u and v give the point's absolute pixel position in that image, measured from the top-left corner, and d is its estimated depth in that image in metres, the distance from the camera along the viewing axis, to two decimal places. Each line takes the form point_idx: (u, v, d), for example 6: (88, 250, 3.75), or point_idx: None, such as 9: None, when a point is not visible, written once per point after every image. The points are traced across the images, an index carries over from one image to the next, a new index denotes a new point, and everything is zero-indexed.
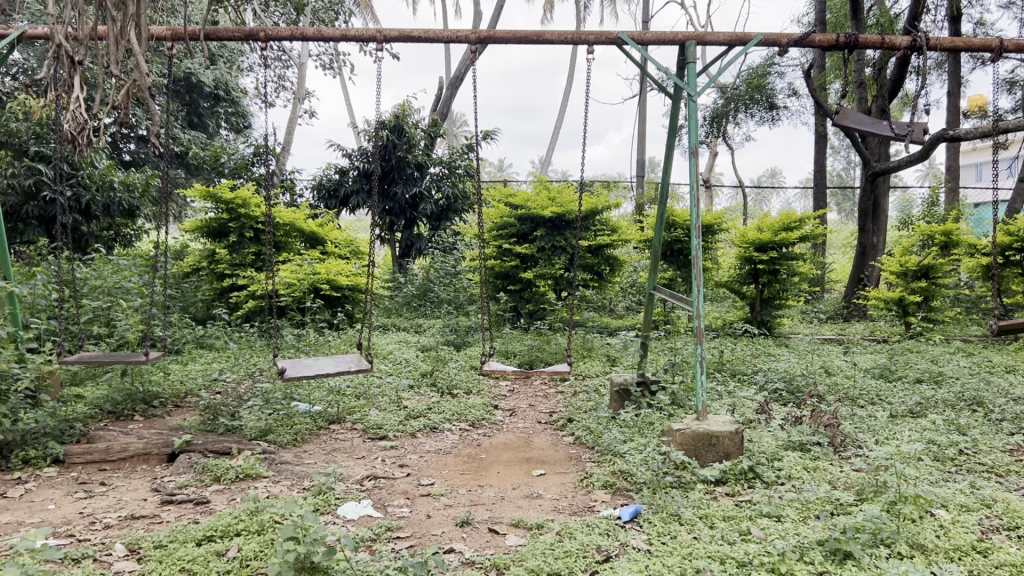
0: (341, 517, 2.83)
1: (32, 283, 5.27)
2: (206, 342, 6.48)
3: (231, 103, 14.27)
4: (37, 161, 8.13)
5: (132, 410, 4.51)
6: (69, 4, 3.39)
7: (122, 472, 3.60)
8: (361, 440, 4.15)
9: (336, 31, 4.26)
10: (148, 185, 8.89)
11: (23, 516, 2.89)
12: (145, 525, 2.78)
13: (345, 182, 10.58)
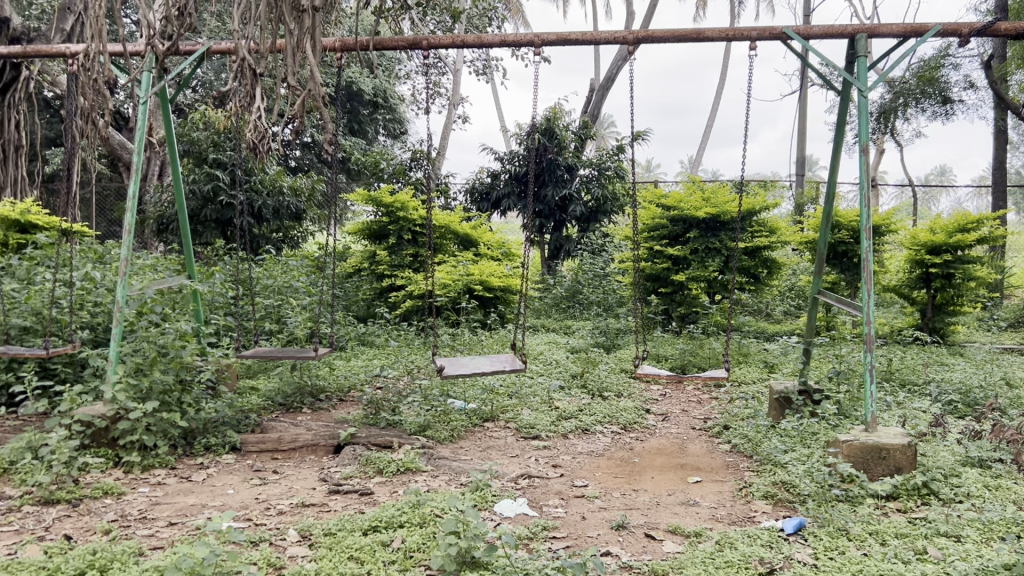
0: (498, 514, 2.88)
1: (212, 282, 5.65)
2: (366, 339, 6.73)
3: (389, 110, 14.80)
4: (215, 168, 8.72)
5: (301, 402, 4.76)
6: (251, 20, 3.60)
7: (292, 462, 3.80)
8: (515, 439, 4.20)
9: (495, 37, 4.32)
10: (313, 189, 9.35)
11: (207, 499, 3.10)
12: (315, 513, 2.92)
13: (497, 185, 10.74)
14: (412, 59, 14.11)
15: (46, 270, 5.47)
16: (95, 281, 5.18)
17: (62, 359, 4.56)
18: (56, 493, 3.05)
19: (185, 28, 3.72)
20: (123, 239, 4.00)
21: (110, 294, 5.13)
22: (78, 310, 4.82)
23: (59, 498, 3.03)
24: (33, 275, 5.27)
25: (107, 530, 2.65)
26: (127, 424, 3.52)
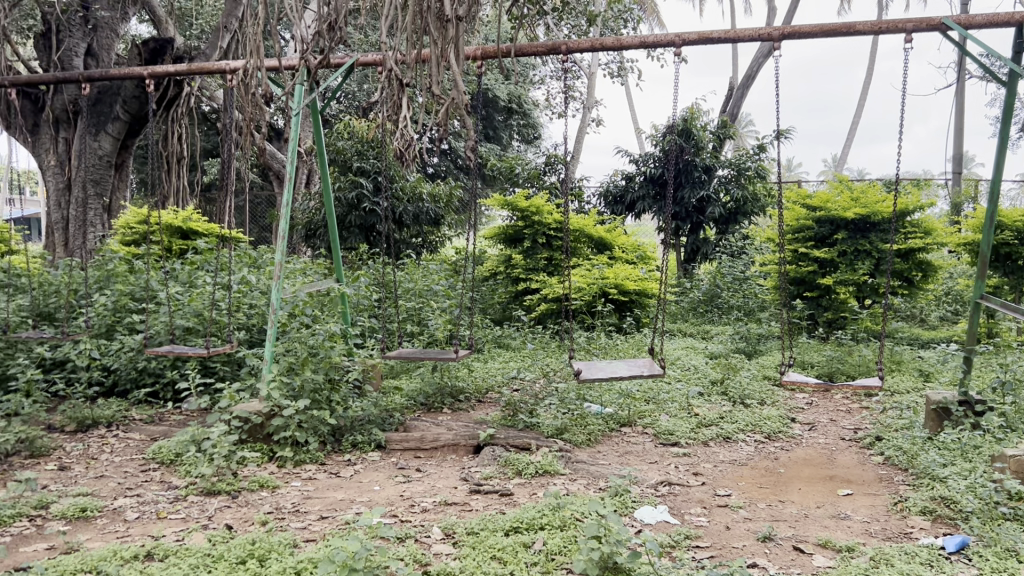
0: (640, 520, 2.85)
1: (356, 286, 5.85)
2: (502, 341, 6.81)
3: (523, 115, 14.95)
4: (359, 176, 9.05)
5: (441, 403, 4.86)
6: (398, 31, 3.69)
7: (434, 461, 3.88)
8: (654, 445, 4.15)
9: (635, 38, 4.28)
10: (450, 195, 9.54)
11: (355, 495, 3.21)
12: (458, 512, 2.98)
13: (632, 188, 10.64)
14: (546, 64, 14.21)
15: (207, 275, 5.81)
16: (250, 284, 5.47)
17: (221, 358, 4.83)
18: (218, 485, 3.23)
19: (336, 42, 3.86)
20: (278, 246, 4.20)
21: (263, 296, 5.40)
22: (235, 311, 5.09)
23: (220, 489, 3.21)
24: (195, 279, 5.62)
25: (264, 521, 2.79)
26: (281, 421, 3.69)
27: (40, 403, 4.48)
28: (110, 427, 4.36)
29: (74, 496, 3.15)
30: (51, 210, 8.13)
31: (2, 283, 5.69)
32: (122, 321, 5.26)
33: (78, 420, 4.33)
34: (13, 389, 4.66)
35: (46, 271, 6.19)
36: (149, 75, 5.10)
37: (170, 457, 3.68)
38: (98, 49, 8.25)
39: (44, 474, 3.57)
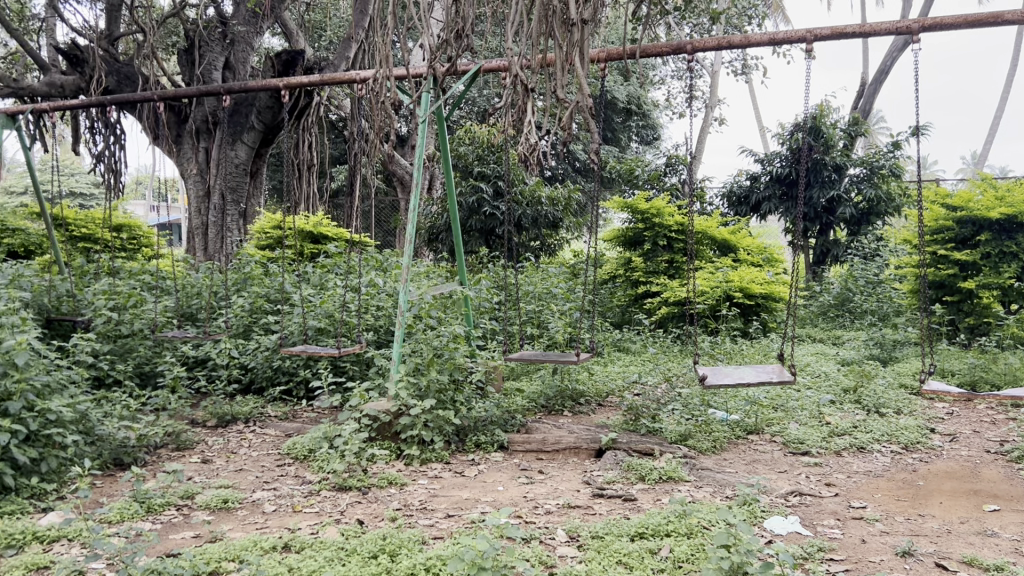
0: (769, 531, 2.77)
1: (478, 288, 5.93)
2: (623, 345, 6.77)
3: (642, 116, 14.84)
4: (480, 180, 9.18)
5: (562, 406, 4.88)
6: (523, 37, 3.71)
7: (557, 463, 3.88)
8: (783, 453, 4.04)
9: (764, 36, 4.17)
10: (570, 198, 9.55)
11: (479, 495, 3.25)
12: (582, 515, 2.98)
13: (757, 188, 10.38)
14: (666, 65, 14.04)
15: (336, 277, 6.02)
16: (377, 286, 5.63)
17: (349, 357, 4.99)
18: (349, 481, 3.34)
19: (462, 49, 3.92)
20: (406, 249, 4.30)
21: (390, 298, 5.54)
22: (363, 313, 5.24)
23: (351, 485, 3.31)
24: (325, 282, 5.82)
25: (394, 517, 2.86)
26: (408, 420, 3.77)
27: (184, 398, 4.74)
28: (248, 423, 4.57)
29: (216, 488, 3.32)
30: (193, 217, 8.59)
31: (150, 285, 6.05)
32: (257, 321, 5.51)
33: (218, 416, 4.55)
34: (159, 385, 4.95)
35: (189, 274, 6.55)
36: (284, 86, 5.31)
37: (304, 453, 3.82)
38: (235, 62, 8.65)
39: (188, 466, 3.77)
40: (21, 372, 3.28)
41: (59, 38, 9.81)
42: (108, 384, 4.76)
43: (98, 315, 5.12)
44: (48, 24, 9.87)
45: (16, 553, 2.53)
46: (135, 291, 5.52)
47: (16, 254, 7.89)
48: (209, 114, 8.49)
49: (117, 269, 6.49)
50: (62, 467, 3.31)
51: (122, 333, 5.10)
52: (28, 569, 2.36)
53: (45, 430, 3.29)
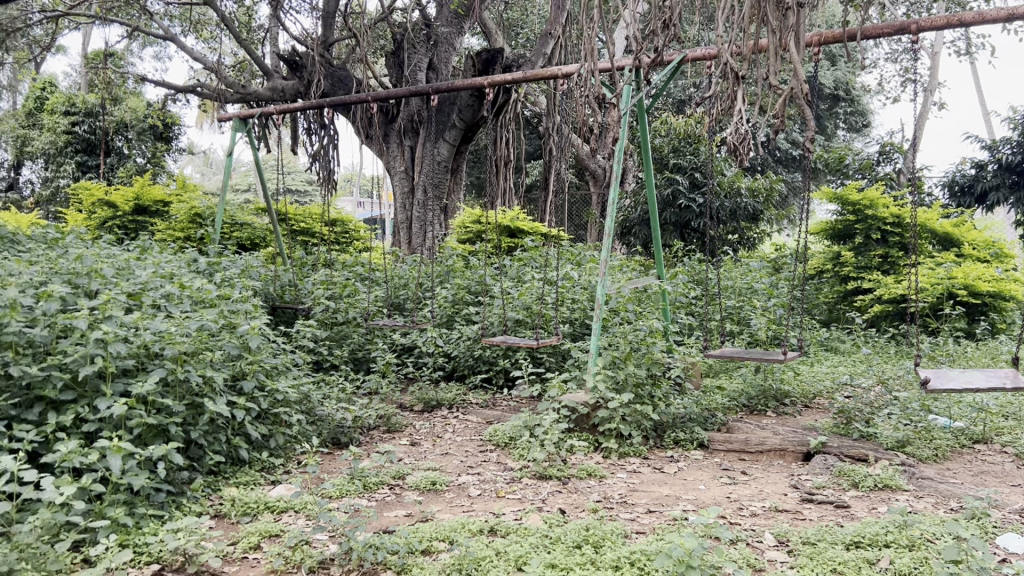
0: (1003, 548, 2.55)
1: (676, 282, 5.84)
2: (830, 344, 6.45)
3: (850, 102, 14.08)
4: (676, 173, 9.04)
5: (765, 406, 4.72)
6: (735, 23, 3.57)
7: (760, 465, 3.74)
8: (1016, 466, 3.70)
9: (1001, 11, 3.82)
10: (772, 190, 9.20)
11: (680, 492, 3.20)
12: (790, 520, 2.86)
13: (983, 177, 9.56)
14: (879, 48, 13.22)
15: (533, 270, 6.11)
16: (573, 279, 5.67)
17: (547, 349, 5.04)
18: (549, 470, 3.39)
19: (669, 40, 3.84)
20: (607, 242, 4.24)
21: (587, 291, 5.55)
22: (561, 305, 5.29)
23: (551, 474, 3.36)
24: (524, 275, 5.93)
25: (595, 508, 2.87)
26: (606, 413, 3.76)
27: (394, 383, 4.99)
28: (452, 409, 4.74)
29: (425, 470, 3.46)
30: (398, 212, 9.01)
31: (361, 276, 6.40)
32: (459, 311, 5.70)
33: (424, 401, 4.76)
34: (372, 370, 5.23)
35: (397, 266, 6.87)
36: (488, 83, 5.44)
37: (505, 440, 3.91)
38: (437, 62, 8.87)
39: (398, 447, 3.97)
40: (254, 353, 3.57)
41: (281, 46, 10.58)
42: (326, 367, 5.09)
43: (317, 304, 5.48)
44: (272, 33, 10.66)
45: (251, 520, 2.76)
46: (349, 281, 5.87)
47: (245, 246, 8.58)
48: (414, 113, 8.85)
49: (333, 261, 6.92)
50: (287, 443, 3.57)
51: (338, 320, 5.42)
52: (263, 536, 2.57)
53: (273, 408, 3.57)
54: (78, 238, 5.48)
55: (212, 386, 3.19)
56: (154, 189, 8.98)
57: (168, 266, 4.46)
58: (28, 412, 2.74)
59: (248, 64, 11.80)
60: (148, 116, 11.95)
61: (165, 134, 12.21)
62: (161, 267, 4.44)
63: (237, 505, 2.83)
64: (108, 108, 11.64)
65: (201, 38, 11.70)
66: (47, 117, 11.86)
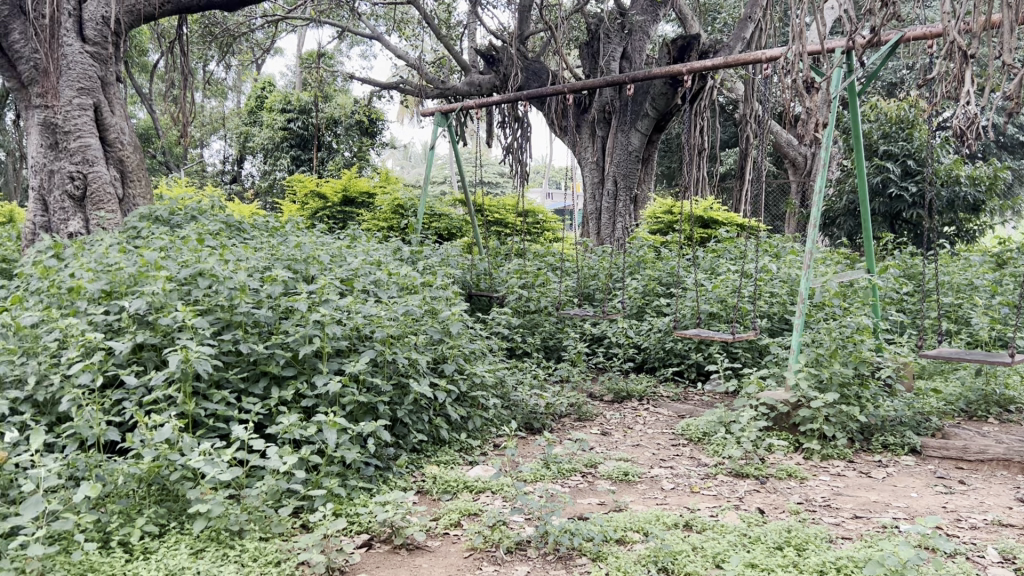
0: None
1: (885, 276, 5.51)
2: None
3: None
4: (886, 160, 8.51)
5: (986, 412, 4.38)
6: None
7: (981, 475, 3.46)
8: None
9: None
10: (996, 178, 8.46)
11: (889, 499, 3.02)
12: (1016, 536, 2.63)
13: None
14: None
15: (729, 262, 5.96)
16: (771, 272, 5.45)
17: (743, 343, 4.89)
18: (746, 468, 3.30)
19: (886, 18, 3.58)
20: (811, 233, 4.01)
21: (786, 285, 5.33)
22: (758, 299, 5.11)
23: (749, 473, 3.27)
24: (718, 266, 5.79)
25: (797, 510, 2.76)
26: (809, 412, 3.61)
27: (584, 372, 5.01)
28: (642, 401, 4.71)
29: (617, 460, 3.47)
30: (587, 202, 9.05)
31: (553, 265, 6.47)
32: (650, 303, 5.65)
33: (615, 392, 4.76)
34: (563, 359, 5.29)
35: (588, 256, 6.90)
36: (687, 70, 5.32)
37: (699, 435, 3.84)
38: (631, 52, 8.85)
39: (590, 436, 3.98)
40: (454, 338, 3.70)
41: (478, 41, 10.88)
42: (519, 354, 5.18)
43: (511, 292, 5.60)
44: (469, 28, 10.99)
45: (451, 498, 2.87)
46: (542, 271, 5.96)
47: (442, 236, 8.88)
48: (606, 104, 8.83)
49: (526, 250, 7.02)
50: (484, 426, 3.69)
51: (530, 308, 5.52)
52: (462, 513, 2.67)
53: (472, 391, 3.69)
54: (294, 227, 5.89)
55: (417, 367, 3.34)
56: (360, 181, 9.46)
57: (375, 253, 4.71)
58: (254, 385, 2.98)
59: (447, 60, 12.21)
60: (355, 112, 12.63)
61: (371, 129, 12.86)
62: (369, 255, 4.69)
63: (439, 483, 2.95)
64: (320, 106, 12.40)
65: (404, 36, 12.20)
66: (266, 116, 12.82)
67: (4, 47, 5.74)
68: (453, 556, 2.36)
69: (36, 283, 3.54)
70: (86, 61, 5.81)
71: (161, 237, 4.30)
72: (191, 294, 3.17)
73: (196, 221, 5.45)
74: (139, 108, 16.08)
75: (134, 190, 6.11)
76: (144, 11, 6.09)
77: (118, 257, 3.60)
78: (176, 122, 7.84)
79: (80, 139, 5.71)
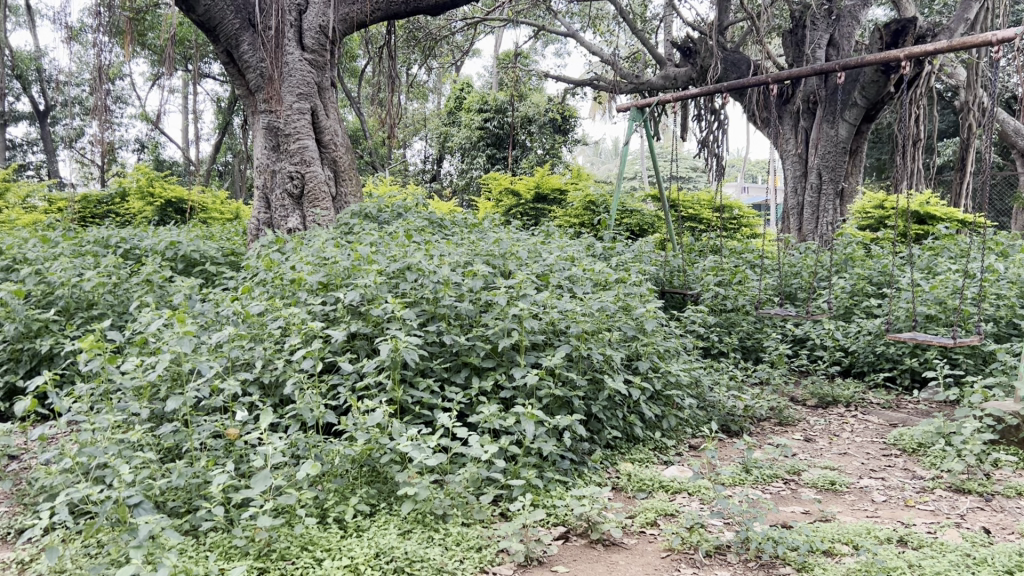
0: None
1: None
2: None
3: None
4: None
5: None
6: None
7: None
8: None
9: None
10: None
11: None
12: None
13: None
14: None
15: (948, 261, 5.53)
16: (998, 272, 5.00)
17: (964, 350, 4.52)
18: (969, 484, 3.05)
19: None
20: None
21: (1015, 286, 4.88)
22: (982, 301, 4.70)
23: (972, 489, 3.02)
24: (936, 266, 5.39)
25: None
26: None
27: (786, 375, 4.81)
28: (849, 407, 4.47)
29: (821, 468, 3.31)
30: (788, 196, 8.70)
31: (752, 263, 6.25)
32: (859, 304, 5.33)
33: (819, 397, 4.55)
34: (762, 360, 5.11)
35: (790, 253, 6.63)
36: (904, 55, 4.94)
37: (913, 446, 3.59)
38: (839, 38, 8.39)
39: (792, 442, 3.82)
40: (650, 336, 3.67)
41: (674, 33, 10.71)
42: (715, 354, 5.05)
43: (707, 290, 5.46)
44: (665, 21, 10.84)
45: (647, 497, 2.84)
46: (740, 268, 5.77)
47: (634, 232, 8.82)
48: (810, 93, 8.43)
49: (722, 248, 6.83)
50: (680, 426, 3.62)
51: (727, 308, 5.35)
52: (659, 513, 2.64)
53: (666, 390, 3.64)
54: (492, 223, 6.03)
55: (612, 364, 3.33)
56: (553, 178, 9.54)
57: (569, 249, 4.74)
58: (457, 375, 3.09)
59: (642, 54, 12.10)
60: (549, 110, 12.78)
61: (564, 126, 12.98)
62: (564, 251, 4.73)
63: (634, 481, 2.93)
64: (516, 105, 12.65)
65: (599, 32, 12.21)
66: (465, 116, 13.23)
67: (235, 58, 6.25)
68: (651, 556, 2.35)
69: (262, 274, 3.84)
70: (305, 67, 6.23)
71: (372, 234, 4.52)
72: (399, 287, 3.34)
73: (402, 218, 5.73)
74: (348, 110, 17.04)
75: (346, 188, 6.48)
76: (356, 19, 6.46)
77: (333, 251, 3.83)
78: (383, 122, 8.24)
79: (298, 141, 6.11)
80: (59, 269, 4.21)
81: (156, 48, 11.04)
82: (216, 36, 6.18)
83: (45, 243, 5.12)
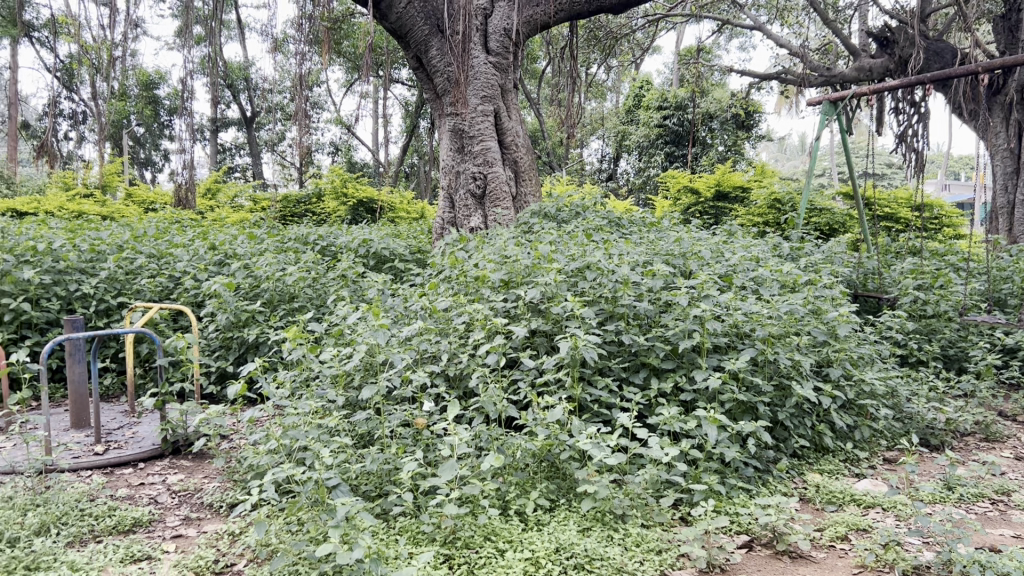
0: None
1: None
2: None
3: None
4: None
5: None
6: None
7: None
8: None
9: None
10: None
11: None
12: None
13: None
14: None
15: None
16: None
17: None
18: None
19: None
20: None
21: None
22: None
23: None
24: None
25: None
26: None
27: (994, 387, 4.44)
28: None
29: None
30: (997, 194, 8.06)
31: (956, 266, 5.81)
32: None
33: None
34: (967, 371, 4.75)
35: (1000, 256, 6.12)
36: None
37: None
38: None
39: (1001, 460, 3.54)
40: (841, 341, 3.49)
41: (870, 22, 10.14)
42: (912, 362, 4.75)
43: (905, 294, 5.15)
44: (861, 10, 10.29)
45: (837, 510, 2.72)
46: (942, 271, 5.40)
47: (823, 232, 8.45)
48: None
49: (923, 249, 6.41)
50: (873, 437, 3.44)
51: (927, 313, 5.02)
52: (851, 527, 2.52)
53: (859, 399, 3.47)
54: (671, 221, 5.96)
55: (801, 370, 3.20)
56: (735, 176, 9.27)
57: (754, 249, 4.61)
58: (635, 375, 3.08)
59: (833, 46, 11.55)
60: (732, 106, 12.44)
61: (748, 122, 12.57)
62: (748, 251, 4.59)
63: (823, 493, 2.82)
64: (697, 101, 12.39)
65: (787, 24, 11.76)
66: (644, 114, 13.12)
67: (424, 63, 6.48)
68: (841, 572, 2.25)
69: (448, 271, 3.96)
70: (490, 70, 6.38)
71: (553, 232, 4.57)
72: (578, 286, 3.37)
73: (581, 216, 5.76)
74: (530, 111, 17.32)
75: (526, 187, 6.59)
76: (541, 21, 6.55)
77: (516, 250, 3.91)
78: (564, 120, 8.30)
79: (482, 142, 6.28)
80: (264, 263, 4.54)
81: (352, 56, 11.64)
82: (407, 43, 6.43)
83: (252, 239, 5.52)
